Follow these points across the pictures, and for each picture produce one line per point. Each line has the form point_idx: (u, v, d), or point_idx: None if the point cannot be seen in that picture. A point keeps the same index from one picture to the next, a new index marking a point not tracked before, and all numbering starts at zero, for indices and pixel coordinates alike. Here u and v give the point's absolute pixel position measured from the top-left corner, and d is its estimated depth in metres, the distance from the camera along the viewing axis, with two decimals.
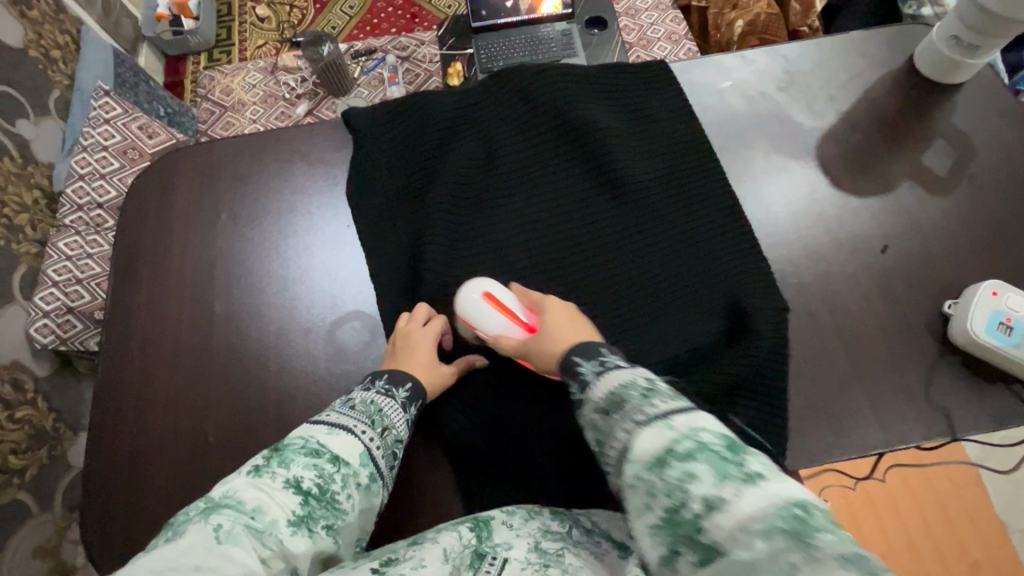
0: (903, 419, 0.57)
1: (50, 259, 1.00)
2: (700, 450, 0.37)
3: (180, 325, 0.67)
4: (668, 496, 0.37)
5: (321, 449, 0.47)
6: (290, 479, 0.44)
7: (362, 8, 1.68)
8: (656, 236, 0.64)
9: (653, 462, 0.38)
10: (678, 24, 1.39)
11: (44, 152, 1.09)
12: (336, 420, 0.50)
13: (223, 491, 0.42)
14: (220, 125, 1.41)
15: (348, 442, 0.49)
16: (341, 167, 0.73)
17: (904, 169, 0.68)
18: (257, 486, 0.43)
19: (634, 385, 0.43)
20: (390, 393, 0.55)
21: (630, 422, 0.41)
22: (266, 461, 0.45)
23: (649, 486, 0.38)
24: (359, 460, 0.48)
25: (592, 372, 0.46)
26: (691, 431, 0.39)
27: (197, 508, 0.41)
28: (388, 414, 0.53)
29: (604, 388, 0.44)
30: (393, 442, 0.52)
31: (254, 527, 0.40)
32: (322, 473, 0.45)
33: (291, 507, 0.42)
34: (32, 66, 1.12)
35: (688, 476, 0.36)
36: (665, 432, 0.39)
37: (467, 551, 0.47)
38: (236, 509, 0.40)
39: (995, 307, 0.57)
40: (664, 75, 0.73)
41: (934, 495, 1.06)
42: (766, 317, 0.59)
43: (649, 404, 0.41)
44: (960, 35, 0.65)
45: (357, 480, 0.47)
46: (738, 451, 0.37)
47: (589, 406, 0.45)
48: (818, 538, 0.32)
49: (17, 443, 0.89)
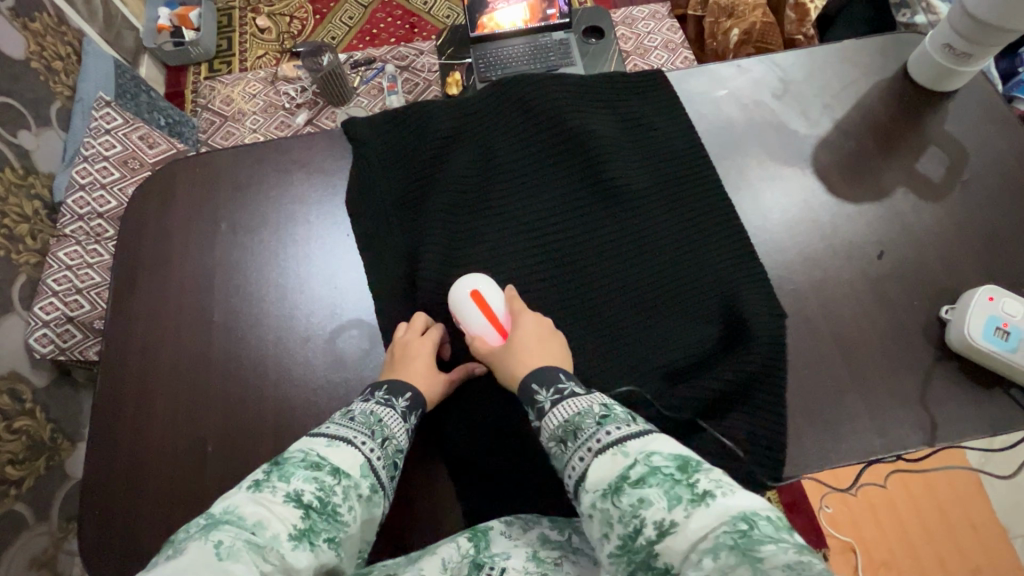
0: (901, 425, 0.57)
1: (50, 269, 1.00)
2: (652, 475, 0.40)
3: (179, 335, 0.67)
4: (624, 522, 0.39)
5: (321, 461, 0.47)
6: (291, 492, 0.44)
7: (361, 19, 1.69)
8: (653, 245, 0.64)
9: (608, 490, 0.41)
10: (675, 33, 1.41)
11: (44, 162, 1.10)
12: (336, 432, 0.50)
13: (224, 507, 0.42)
14: (221, 135, 1.41)
15: (348, 454, 0.49)
16: (341, 177, 0.73)
17: (899, 176, 0.68)
18: (258, 500, 0.42)
19: (589, 413, 0.47)
20: (389, 403, 0.55)
21: (586, 451, 0.44)
22: (267, 475, 0.45)
23: (605, 513, 0.41)
24: (360, 472, 0.48)
25: (548, 401, 0.49)
26: (644, 457, 0.42)
27: (197, 525, 0.41)
28: (388, 424, 0.53)
29: (561, 417, 0.48)
30: (394, 451, 0.52)
31: (256, 542, 0.40)
32: (323, 486, 0.45)
33: (293, 521, 0.42)
34: (33, 77, 1.13)
35: (641, 502, 0.39)
36: (619, 459, 0.42)
37: (466, 561, 0.48)
38: (236, 525, 0.40)
39: (992, 312, 0.58)
40: (660, 85, 0.74)
41: (935, 501, 1.06)
42: (763, 323, 0.59)
43: (602, 432, 0.45)
44: (952, 44, 0.66)
45: (358, 492, 0.47)
46: (686, 472, 0.40)
47: (546, 435, 0.48)
48: (762, 547, 0.34)
49: (15, 453, 0.89)
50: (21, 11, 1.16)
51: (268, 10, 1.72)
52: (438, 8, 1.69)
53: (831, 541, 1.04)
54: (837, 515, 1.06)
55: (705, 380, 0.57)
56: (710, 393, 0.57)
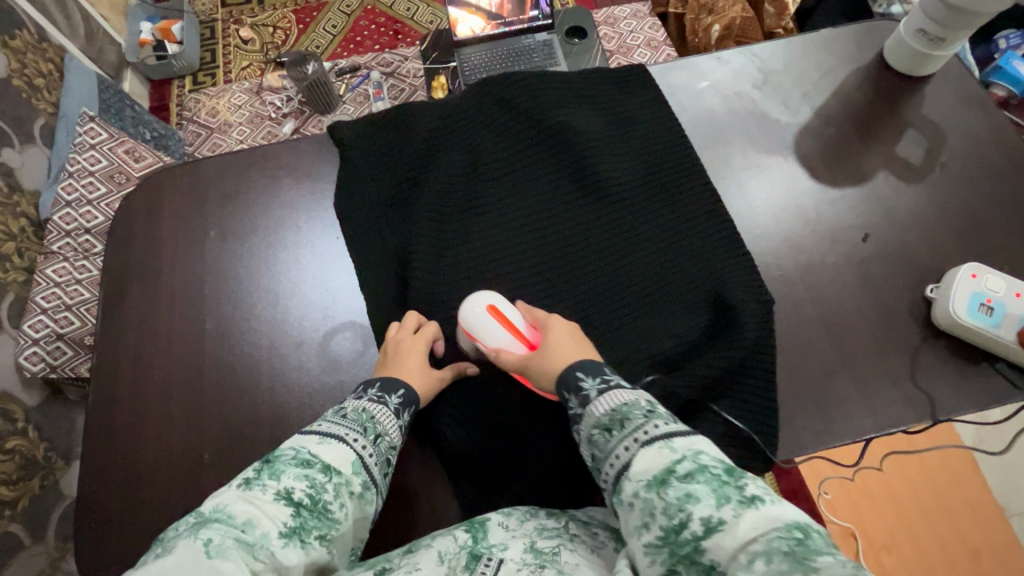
0: (892, 403, 0.57)
1: (38, 286, 1.00)
2: (699, 472, 0.41)
3: (172, 343, 0.67)
4: (667, 514, 0.39)
5: (312, 459, 0.47)
6: (281, 490, 0.44)
7: (345, 27, 1.70)
8: (640, 236, 0.65)
9: (654, 480, 0.42)
10: (657, 31, 1.42)
11: (28, 179, 1.09)
12: (327, 430, 0.50)
13: (213, 506, 0.42)
14: (207, 146, 1.42)
15: (339, 451, 0.48)
16: (328, 181, 0.74)
17: (880, 160, 0.69)
18: (247, 499, 0.42)
19: (637, 406, 0.47)
20: (382, 399, 0.54)
21: (632, 441, 0.45)
22: (258, 473, 0.45)
23: (648, 503, 0.41)
24: (351, 469, 0.48)
25: (595, 390, 0.50)
26: (691, 455, 0.42)
27: (186, 523, 0.40)
28: (381, 422, 0.53)
29: (606, 406, 0.48)
30: (386, 449, 0.52)
31: (245, 540, 0.40)
32: (314, 483, 0.45)
33: (282, 519, 0.42)
34: (16, 95, 1.12)
35: (687, 497, 0.39)
36: (666, 453, 0.43)
37: (463, 552, 0.47)
38: (226, 523, 0.40)
39: (976, 288, 0.59)
40: (641, 79, 0.74)
41: (933, 483, 1.07)
42: (751, 310, 0.59)
43: (652, 425, 0.45)
44: (926, 28, 0.67)
45: (350, 488, 0.47)
46: (734, 475, 0.40)
47: (588, 424, 0.49)
48: (817, 560, 0.33)
49: (8, 474, 0.88)
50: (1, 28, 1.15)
51: (251, 21, 1.72)
52: (421, 14, 1.70)
53: (830, 525, 1.04)
54: (837, 501, 1.06)
55: (698, 368, 0.58)
56: (703, 383, 0.57)
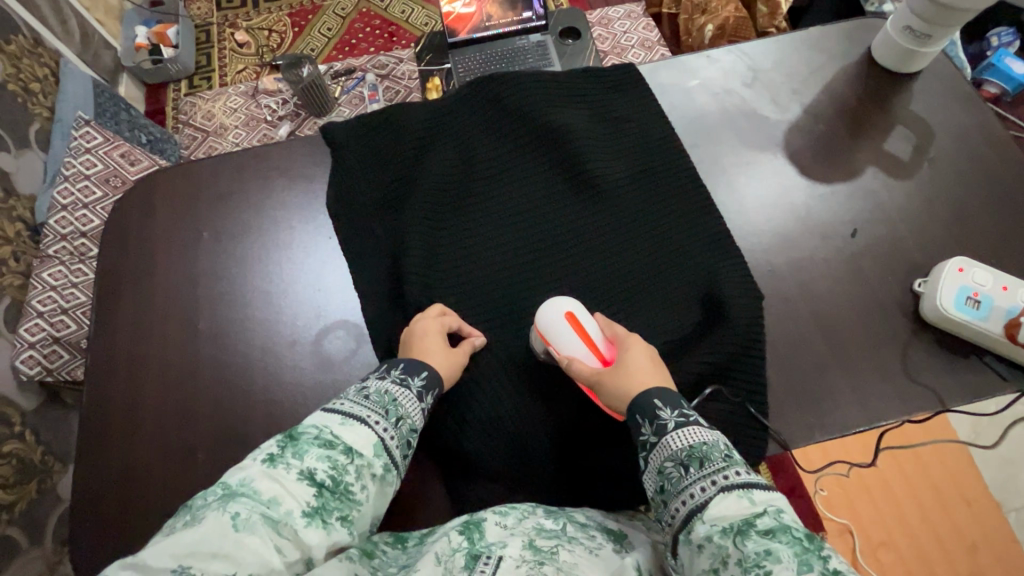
0: (882, 396, 0.58)
1: (35, 290, 1.00)
2: (782, 531, 0.40)
3: (167, 344, 0.67)
4: (743, 566, 0.38)
5: (335, 440, 0.46)
6: (305, 470, 0.44)
7: (340, 30, 1.70)
8: (631, 234, 0.65)
9: (732, 528, 0.41)
10: (650, 32, 1.43)
11: (25, 184, 1.09)
12: (350, 410, 0.49)
13: (239, 479, 0.42)
14: (203, 149, 1.42)
15: (362, 434, 0.48)
16: (322, 182, 0.74)
17: (870, 156, 0.70)
18: (272, 476, 0.43)
19: (716, 446, 0.47)
20: (406, 382, 0.54)
21: (710, 483, 0.44)
22: (282, 450, 0.45)
23: (720, 549, 0.40)
24: (373, 451, 0.48)
25: (671, 421, 0.49)
26: (773, 511, 0.42)
27: (214, 494, 0.41)
28: (402, 404, 0.52)
29: (685, 442, 0.47)
30: (407, 432, 0.51)
31: (271, 516, 0.41)
32: (336, 465, 0.45)
33: (306, 499, 0.43)
34: (11, 100, 1.12)
35: (768, 553, 0.38)
36: (746, 504, 0.42)
37: (460, 554, 0.46)
38: (251, 498, 0.41)
39: (963, 282, 0.59)
40: (632, 78, 0.75)
41: (928, 478, 1.08)
42: (740, 306, 0.60)
43: (732, 471, 0.45)
44: (912, 25, 0.67)
45: (371, 471, 0.47)
46: (818, 543, 0.39)
47: (663, 454, 0.48)
48: None
49: (6, 477, 0.88)
50: None
51: (246, 24, 1.72)
52: (416, 16, 1.71)
53: (828, 524, 1.04)
54: (833, 498, 1.06)
55: (689, 363, 0.59)
56: (695, 377, 0.58)
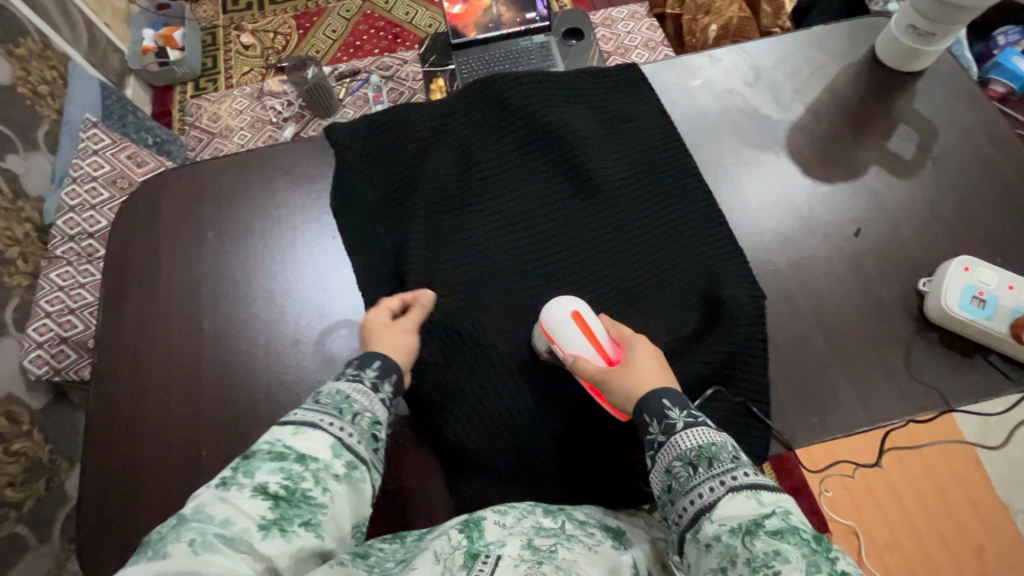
0: (884, 396, 0.57)
1: (43, 290, 1.01)
2: (790, 532, 0.39)
3: (171, 343, 0.68)
4: (751, 566, 0.38)
5: (286, 450, 0.44)
6: (256, 486, 0.41)
7: (345, 31, 1.71)
8: (632, 234, 0.65)
9: (741, 528, 0.41)
10: (654, 32, 1.43)
11: (33, 186, 1.10)
12: (302, 418, 0.47)
13: (190, 507, 0.40)
14: (208, 150, 1.42)
15: (316, 438, 0.45)
16: (325, 182, 0.74)
17: (873, 155, 0.69)
18: (224, 498, 0.40)
19: (725, 447, 0.46)
20: (359, 376, 0.52)
21: (719, 483, 0.44)
22: (233, 471, 0.42)
23: (729, 549, 0.40)
24: (331, 453, 0.45)
25: (681, 421, 0.48)
26: (781, 512, 0.41)
27: (167, 526, 0.39)
28: (357, 400, 0.50)
29: (694, 441, 0.47)
30: (368, 425, 0.49)
31: (225, 536, 0.39)
32: (290, 474, 0.43)
33: (261, 512, 0.40)
34: (20, 102, 1.13)
35: (776, 554, 0.38)
36: (754, 505, 0.42)
37: (459, 552, 0.46)
38: (203, 524, 0.39)
39: (968, 281, 0.59)
40: (633, 78, 0.75)
41: (935, 479, 1.07)
42: (742, 305, 0.60)
43: (741, 472, 0.45)
44: (916, 24, 0.67)
45: (332, 472, 0.44)
46: (825, 544, 0.39)
47: (670, 453, 0.47)
48: None
49: (14, 475, 0.89)
50: (5, 37, 1.16)
51: (251, 27, 1.74)
52: (420, 18, 1.71)
53: (833, 525, 1.04)
54: (838, 499, 1.05)
55: (693, 363, 0.58)
56: (698, 377, 0.58)
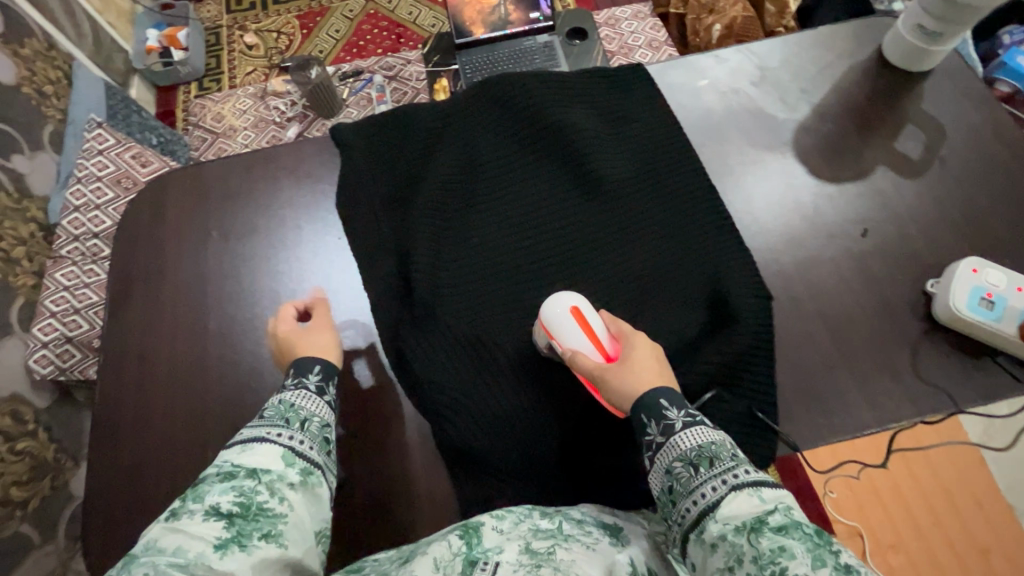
0: (891, 397, 0.57)
1: (48, 290, 1.01)
2: (794, 527, 0.40)
3: (176, 343, 0.68)
4: (759, 563, 0.38)
5: (236, 468, 0.45)
6: (208, 508, 0.42)
7: (348, 31, 1.71)
8: (637, 234, 0.65)
9: (746, 526, 0.41)
10: (658, 31, 1.43)
11: (38, 186, 1.11)
12: (248, 436, 0.49)
13: (142, 543, 0.40)
14: (212, 150, 1.43)
15: (264, 451, 0.48)
16: (329, 182, 0.74)
17: (879, 155, 0.69)
18: (175, 527, 0.40)
19: (724, 446, 0.47)
20: (302, 384, 0.56)
21: (721, 482, 0.44)
22: (183, 501, 0.43)
23: (734, 548, 0.40)
24: (283, 463, 0.48)
25: (680, 421, 0.48)
26: (783, 508, 0.41)
27: (119, 566, 0.39)
28: (303, 407, 0.53)
29: (693, 441, 0.47)
30: (318, 430, 0.52)
31: (180, 562, 0.38)
32: (242, 490, 0.44)
33: (215, 533, 0.41)
34: (25, 103, 1.14)
35: (782, 550, 0.38)
36: (757, 502, 0.42)
37: (458, 559, 0.45)
38: (155, 555, 0.39)
39: (976, 283, 0.59)
40: (638, 77, 0.75)
41: (940, 480, 1.07)
42: (748, 305, 0.60)
43: (741, 470, 0.45)
44: (924, 23, 0.67)
45: (287, 481, 0.46)
46: (827, 538, 0.39)
47: (670, 454, 0.47)
48: None
49: (19, 475, 0.90)
50: (10, 38, 1.17)
51: (255, 27, 1.74)
52: (424, 17, 1.71)
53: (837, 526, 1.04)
54: (842, 500, 1.06)
55: (698, 364, 0.59)
56: (703, 379, 0.58)
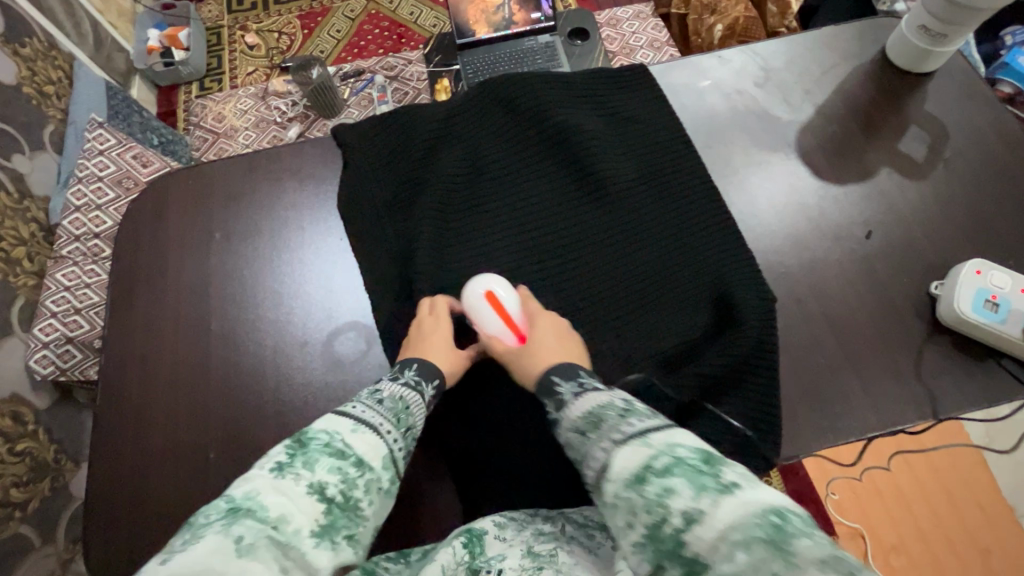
0: (896, 399, 0.57)
1: (48, 290, 1.01)
2: (677, 463, 0.37)
3: (178, 344, 0.68)
4: (649, 511, 0.36)
5: (346, 449, 0.44)
6: (314, 483, 0.41)
7: (349, 31, 1.71)
8: (642, 236, 0.65)
9: (631, 478, 0.38)
10: (659, 32, 1.42)
11: (39, 186, 1.10)
12: (362, 416, 0.48)
13: (243, 491, 0.38)
14: (213, 150, 1.42)
15: (372, 442, 0.46)
16: (332, 183, 0.74)
17: (883, 157, 0.69)
18: (280, 487, 0.39)
19: (612, 406, 0.44)
20: (419, 389, 0.54)
21: (607, 442, 0.42)
22: (292, 457, 0.42)
23: (629, 504, 0.38)
24: (381, 464, 0.46)
25: (570, 394, 0.48)
26: (667, 446, 0.39)
27: (217, 510, 0.36)
28: (412, 413, 0.52)
29: (582, 408, 0.46)
30: (412, 440, 0.51)
31: (278, 538, 0.37)
32: (346, 477, 0.43)
33: (315, 516, 0.40)
34: (26, 102, 1.14)
35: (666, 492, 0.36)
36: (640, 448, 0.39)
37: (461, 568, 0.45)
38: (257, 516, 0.36)
39: (980, 285, 0.58)
40: (642, 78, 0.75)
41: (941, 482, 1.06)
42: (751, 307, 0.59)
43: (625, 423, 0.42)
44: (927, 24, 0.67)
45: (379, 484, 0.45)
46: (712, 464, 0.37)
47: (567, 425, 0.46)
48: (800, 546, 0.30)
49: (19, 476, 0.89)
50: (12, 37, 1.16)
51: (256, 27, 1.74)
52: (425, 17, 1.71)
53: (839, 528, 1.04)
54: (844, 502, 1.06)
55: (698, 368, 0.58)
56: (703, 383, 0.58)
